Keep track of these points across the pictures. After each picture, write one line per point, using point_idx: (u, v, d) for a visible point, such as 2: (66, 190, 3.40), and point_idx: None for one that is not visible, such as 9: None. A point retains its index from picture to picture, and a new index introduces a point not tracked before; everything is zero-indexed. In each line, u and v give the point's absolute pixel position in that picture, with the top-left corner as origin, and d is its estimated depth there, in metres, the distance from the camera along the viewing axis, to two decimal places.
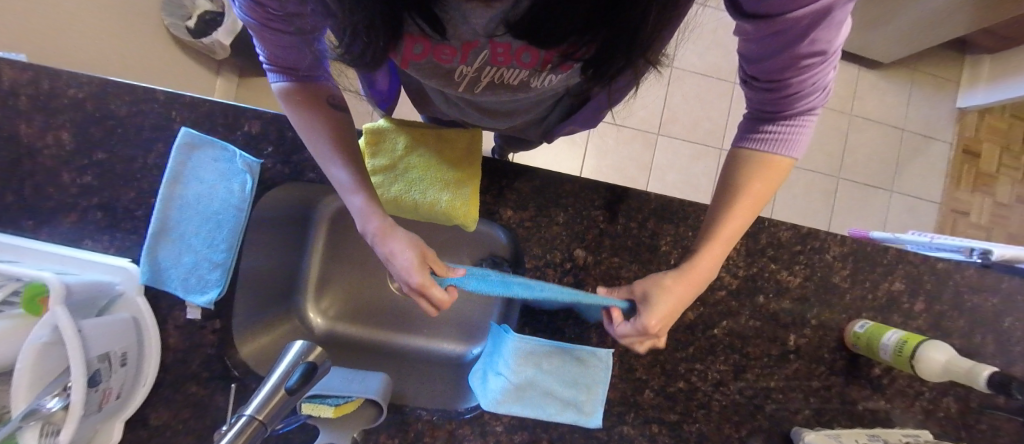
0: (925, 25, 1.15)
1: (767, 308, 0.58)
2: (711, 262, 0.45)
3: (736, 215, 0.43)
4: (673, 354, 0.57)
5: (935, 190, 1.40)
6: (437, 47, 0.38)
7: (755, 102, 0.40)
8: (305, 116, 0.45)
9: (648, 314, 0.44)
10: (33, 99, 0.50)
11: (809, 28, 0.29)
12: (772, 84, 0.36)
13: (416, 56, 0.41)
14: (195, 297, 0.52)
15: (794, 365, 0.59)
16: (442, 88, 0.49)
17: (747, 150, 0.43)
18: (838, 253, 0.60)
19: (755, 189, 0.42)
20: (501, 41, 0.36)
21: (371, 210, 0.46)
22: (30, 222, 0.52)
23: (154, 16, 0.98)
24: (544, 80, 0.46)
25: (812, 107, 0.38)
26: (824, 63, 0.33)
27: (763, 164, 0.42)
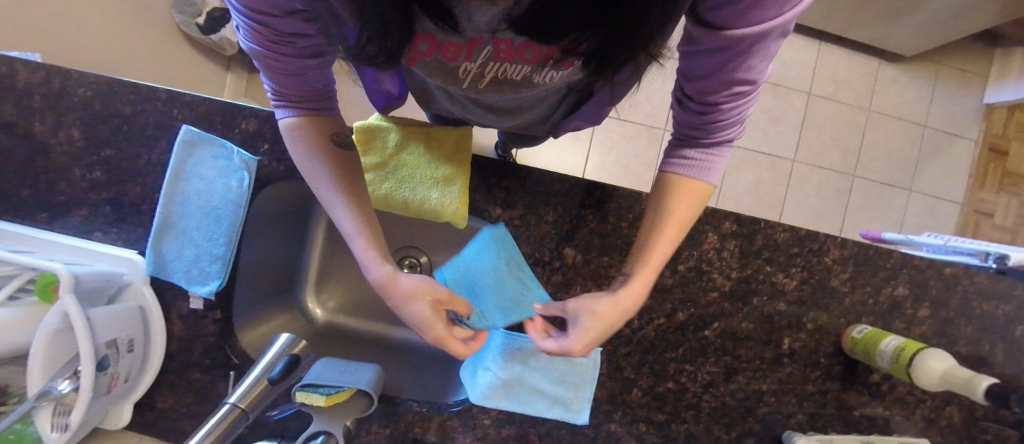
0: (952, 17, 1.09)
1: (761, 310, 0.57)
2: (641, 286, 0.43)
3: (666, 236, 0.43)
4: (662, 354, 0.57)
5: (956, 190, 1.34)
6: (443, 45, 0.38)
7: (683, 123, 0.41)
8: (311, 149, 0.43)
9: (574, 341, 0.44)
10: (45, 98, 0.53)
11: (746, 50, 0.29)
12: (703, 107, 0.37)
13: (422, 55, 0.40)
14: (196, 288, 0.55)
15: (788, 368, 0.58)
16: (445, 85, 0.49)
17: (672, 174, 0.43)
18: (837, 257, 0.58)
19: (678, 213, 0.42)
20: (504, 37, 0.36)
21: (373, 258, 0.44)
22: (46, 216, 0.55)
23: (167, 13, 1.01)
24: (547, 76, 0.44)
25: (728, 142, 0.41)
26: (751, 96, 0.35)
27: (689, 190, 0.42)
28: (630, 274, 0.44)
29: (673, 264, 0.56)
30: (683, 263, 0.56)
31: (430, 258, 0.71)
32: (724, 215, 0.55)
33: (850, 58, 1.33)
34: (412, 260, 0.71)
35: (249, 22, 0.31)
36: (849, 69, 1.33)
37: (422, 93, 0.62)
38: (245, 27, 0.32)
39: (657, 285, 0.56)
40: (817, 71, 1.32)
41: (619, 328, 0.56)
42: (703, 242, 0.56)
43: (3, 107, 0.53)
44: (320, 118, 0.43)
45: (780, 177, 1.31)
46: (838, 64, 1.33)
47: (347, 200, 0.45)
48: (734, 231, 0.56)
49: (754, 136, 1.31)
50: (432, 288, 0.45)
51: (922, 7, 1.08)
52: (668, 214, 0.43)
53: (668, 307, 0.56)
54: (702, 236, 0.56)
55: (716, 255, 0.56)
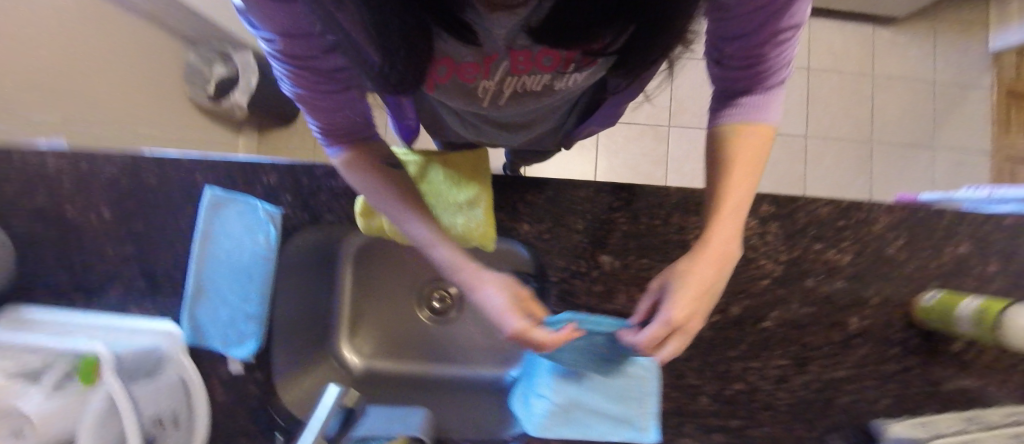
0: None
1: (818, 291, 0.54)
2: (729, 225, 0.40)
3: (738, 178, 0.41)
4: (724, 353, 0.53)
5: (981, 141, 1.30)
6: (459, 65, 0.38)
7: (726, 79, 0.41)
8: (369, 175, 0.44)
9: (670, 308, 0.39)
10: (75, 183, 0.55)
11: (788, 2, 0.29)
12: (748, 62, 0.37)
13: (442, 78, 0.41)
14: (235, 351, 0.54)
15: (862, 350, 0.54)
16: (466, 106, 0.49)
17: (727, 127, 0.42)
18: (888, 223, 0.55)
19: (744, 153, 0.41)
20: (521, 48, 0.36)
21: (457, 258, 0.44)
22: (84, 297, 0.56)
23: (179, 88, 1.06)
24: (569, 81, 0.44)
25: (778, 82, 0.40)
26: (795, 37, 0.35)
27: (753, 134, 0.41)
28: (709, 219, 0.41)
29: None
30: None
31: (460, 289, 0.75)
32: (760, 198, 0.53)
33: (843, 28, 1.32)
34: (443, 292, 0.75)
35: (288, 66, 0.34)
36: (845, 39, 1.32)
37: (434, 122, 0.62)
38: (285, 74, 0.36)
39: None
40: (811, 46, 1.32)
41: None
42: (743, 229, 0.53)
43: (38, 197, 0.55)
44: (366, 145, 0.45)
45: (795, 156, 1.28)
46: (832, 36, 1.32)
47: (416, 210, 0.45)
48: (773, 213, 0.53)
49: None
50: (512, 283, 0.43)
51: None
52: (733, 159, 0.41)
53: (719, 302, 0.53)
54: (741, 222, 0.53)
55: (759, 240, 0.53)
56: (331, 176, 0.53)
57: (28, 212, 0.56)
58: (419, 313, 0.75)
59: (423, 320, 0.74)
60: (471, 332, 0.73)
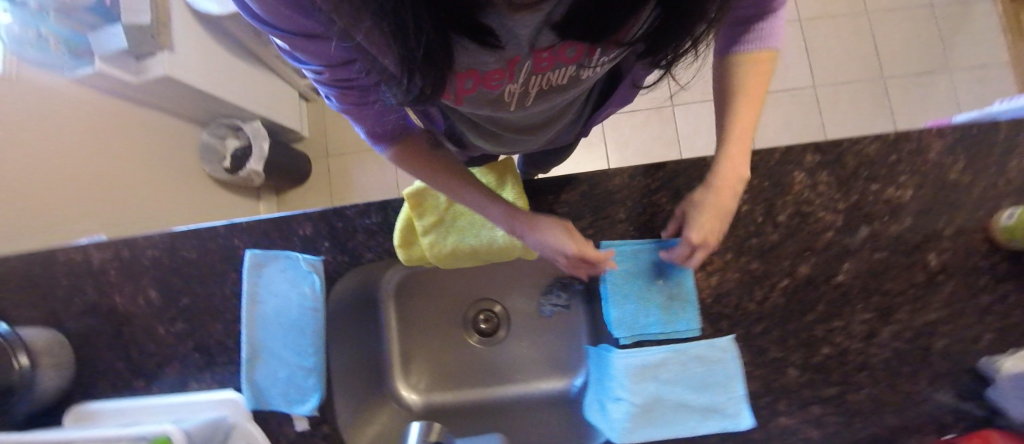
0: None
1: (885, 235, 0.51)
2: (740, 160, 0.44)
3: (744, 116, 0.44)
4: (804, 318, 0.50)
5: (997, 53, 1.24)
6: (485, 75, 0.38)
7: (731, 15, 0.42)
8: (420, 164, 0.45)
9: (690, 227, 0.43)
10: (120, 271, 0.56)
11: None
12: None
13: (467, 90, 0.41)
14: (299, 408, 0.52)
15: (949, 286, 0.51)
16: (491, 112, 0.48)
17: (740, 54, 0.43)
18: (942, 148, 0.52)
19: (750, 88, 0.44)
20: (542, 46, 0.35)
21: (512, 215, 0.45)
22: (143, 381, 0.56)
23: (197, 167, 1.11)
24: (593, 68, 0.43)
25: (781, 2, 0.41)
26: None
27: (759, 64, 0.43)
28: (722, 148, 0.44)
29: (772, 217, 0.51)
30: (782, 214, 0.51)
31: (506, 306, 0.73)
32: (802, 149, 0.51)
33: None
34: (489, 313, 0.73)
35: (337, 89, 0.34)
36: None
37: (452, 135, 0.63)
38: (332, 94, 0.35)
39: (765, 246, 0.51)
40: None
41: (743, 306, 0.50)
42: (793, 184, 0.51)
43: (89, 292, 0.57)
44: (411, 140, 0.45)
45: (808, 108, 1.24)
46: None
47: (465, 182, 0.46)
48: (820, 161, 0.51)
49: None
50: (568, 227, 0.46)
51: None
52: (742, 93, 0.44)
53: (786, 264, 0.50)
54: (790, 178, 0.51)
55: (813, 192, 0.51)
56: (365, 215, 0.53)
57: (81, 309, 0.57)
58: (469, 338, 0.72)
59: (475, 345, 0.72)
60: (526, 347, 0.71)
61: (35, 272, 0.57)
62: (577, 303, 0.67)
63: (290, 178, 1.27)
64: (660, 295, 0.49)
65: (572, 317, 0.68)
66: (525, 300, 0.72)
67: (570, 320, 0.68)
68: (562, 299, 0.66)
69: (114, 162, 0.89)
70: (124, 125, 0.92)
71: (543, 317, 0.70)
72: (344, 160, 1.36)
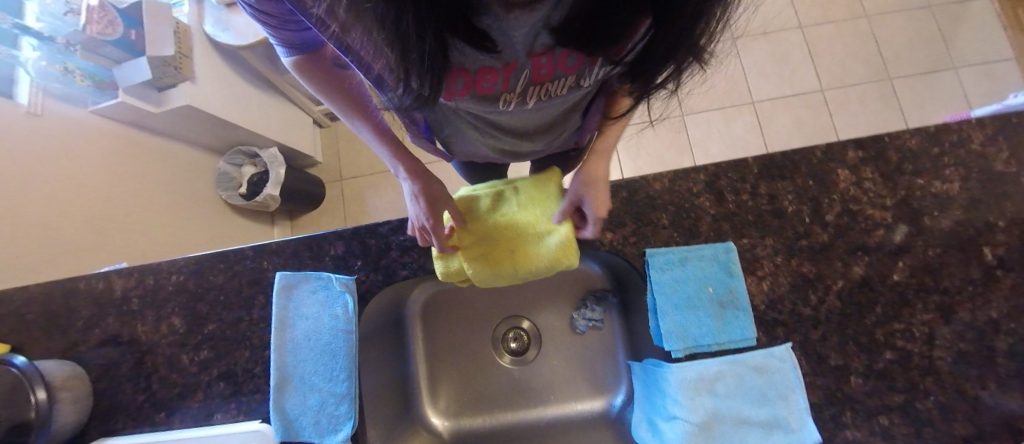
0: None
1: (938, 229, 0.49)
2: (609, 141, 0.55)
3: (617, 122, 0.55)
4: (861, 321, 0.49)
5: (1002, 46, 1.24)
6: (478, 78, 0.42)
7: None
8: (324, 82, 0.46)
9: (597, 207, 0.47)
10: (144, 297, 0.55)
11: None
12: None
13: (460, 92, 0.44)
14: (330, 438, 0.49)
15: (1009, 281, 0.48)
16: (495, 114, 0.53)
17: None
18: (984, 139, 0.50)
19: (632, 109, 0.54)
20: (540, 53, 0.39)
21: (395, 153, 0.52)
22: (163, 414, 0.53)
23: (212, 192, 1.10)
24: (592, 79, 0.47)
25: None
26: None
27: None
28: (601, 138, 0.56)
29: (818, 216, 0.50)
30: (830, 213, 0.50)
31: (535, 322, 0.70)
32: (842, 146, 0.51)
33: None
34: (518, 331, 0.70)
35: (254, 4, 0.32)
36: None
37: (455, 142, 0.66)
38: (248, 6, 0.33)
39: (815, 247, 0.49)
40: (797, 5, 1.32)
41: (799, 311, 0.49)
42: (837, 182, 0.50)
43: (110, 322, 0.55)
44: (321, 60, 0.44)
45: (818, 111, 1.24)
46: None
47: (361, 115, 0.50)
48: (863, 157, 0.51)
49: (769, 85, 1.27)
50: (436, 187, 0.50)
51: None
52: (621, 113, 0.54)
53: (838, 265, 0.49)
54: (833, 175, 0.51)
55: (859, 190, 0.50)
56: (398, 231, 0.53)
57: (101, 340, 0.55)
58: (501, 359, 0.69)
59: (507, 366, 0.69)
60: (560, 366, 0.68)
61: (55, 303, 0.56)
62: (610, 316, 0.66)
63: (305, 203, 1.26)
64: (710, 305, 0.48)
65: (605, 332, 0.66)
66: (557, 316, 0.70)
67: (604, 335, 0.66)
68: (597, 313, 0.64)
69: (135, 190, 0.89)
70: (143, 155, 0.92)
71: (577, 334, 0.68)
72: (355, 183, 1.36)
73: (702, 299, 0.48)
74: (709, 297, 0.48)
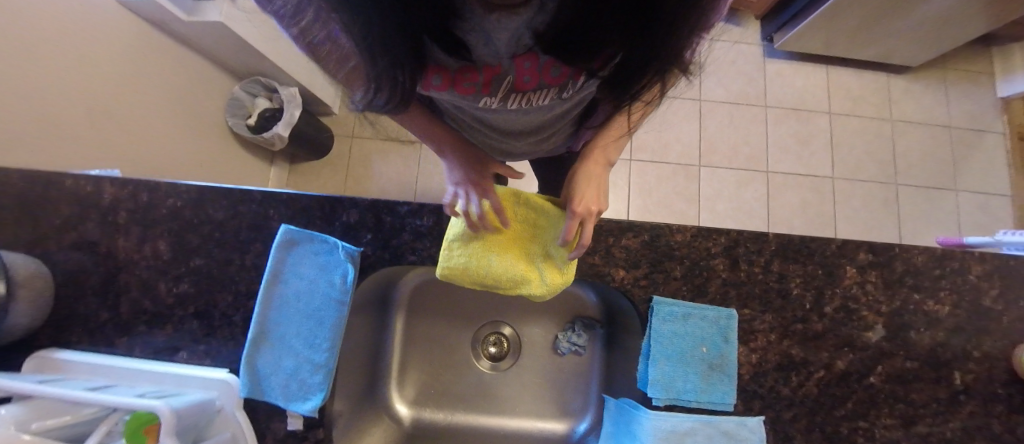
0: (939, 32, 1.15)
1: (921, 345, 0.52)
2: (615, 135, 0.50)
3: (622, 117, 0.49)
4: (829, 412, 0.51)
5: (1001, 182, 1.30)
6: (458, 74, 0.43)
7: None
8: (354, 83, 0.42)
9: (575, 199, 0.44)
10: (133, 213, 0.52)
11: None
12: None
13: (438, 88, 0.46)
14: (297, 405, 0.47)
15: (968, 408, 0.51)
16: (481, 113, 0.54)
17: None
18: (982, 272, 0.53)
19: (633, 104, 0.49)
20: (522, 57, 0.41)
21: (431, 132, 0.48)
22: (125, 339, 0.51)
23: (219, 117, 1.05)
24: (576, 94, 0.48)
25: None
26: None
27: None
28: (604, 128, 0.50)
29: (819, 305, 0.52)
30: (830, 305, 0.52)
31: (518, 333, 0.70)
32: (856, 245, 0.53)
33: (858, 77, 1.36)
34: (500, 336, 0.70)
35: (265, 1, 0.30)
36: (861, 87, 1.35)
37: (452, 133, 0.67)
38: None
39: (808, 333, 0.51)
40: (832, 92, 1.35)
41: (777, 389, 0.50)
42: (844, 277, 0.52)
43: (89, 227, 0.52)
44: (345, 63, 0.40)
45: (823, 196, 1.28)
46: (851, 84, 1.35)
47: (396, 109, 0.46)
48: (871, 261, 0.53)
49: (787, 160, 1.30)
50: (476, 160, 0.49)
51: (913, 25, 1.14)
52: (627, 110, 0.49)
53: (824, 356, 0.51)
54: (842, 271, 0.52)
55: (860, 290, 0.52)
56: (416, 216, 0.52)
57: (74, 246, 0.51)
58: (477, 362, 0.69)
59: (481, 369, 0.69)
60: (532, 381, 0.68)
61: (30, 194, 0.51)
62: (593, 346, 0.67)
63: (309, 151, 1.22)
64: (700, 364, 0.49)
65: (585, 359, 0.67)
66: (541, 332, 0.70)
67: (583, 362, 0.67)
68: (581, 339, 0.66)
69: (139, 95, 0.84)
70: (159, 60, 0.87)
71: (557, 355, 0.68)
72: (364, 144, 1.32)
73: (694, 357, 0.49)
74: (703, 355, 0.50)
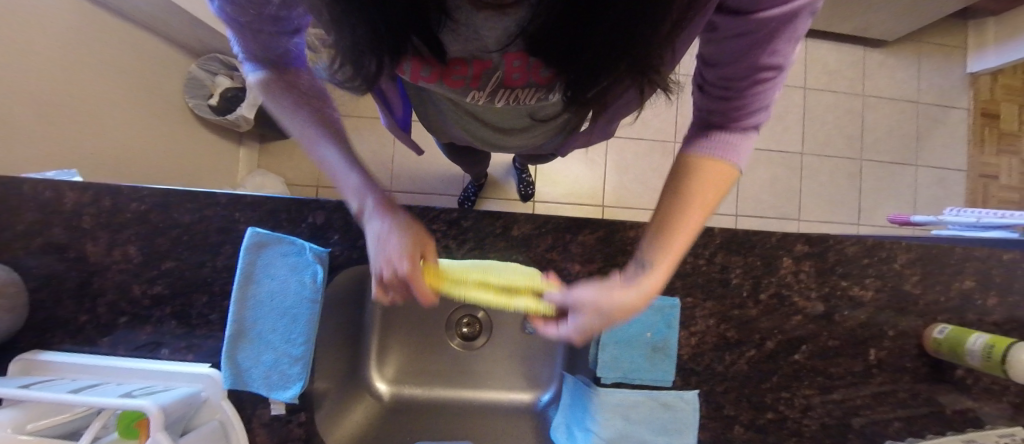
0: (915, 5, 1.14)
1: (844, 326, 0.58)
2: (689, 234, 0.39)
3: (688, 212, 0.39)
4: (758, 385, 0.57)
5: (960, 157, 1.36)
6: (446, 70, 0.42)
7: (704, 106, 0.41)
8: (282, 98, 0.40)
9: (577, 330, 0.38)
10: (97, 218, 0.52)
11: (773, 33, 0.30)
12: (727, 91, 0.37)
13: (427, 78, 0.44)
14: (279, 393, 0.52)
15: (879, 379, 0.59)
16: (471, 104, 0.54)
17: (699, 154, 0.40)
18: (906, 260, 0.59)
19: (704, 192, 0.39)
20: (515, 54, 0.38)
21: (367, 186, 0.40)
22: (107, 339, 0.53)
23: (180, 98, 1.03)
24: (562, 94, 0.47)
25: (753, 127, 0.40)
26: (775, 82, 0.35)
27: (715, 168, 0.39)
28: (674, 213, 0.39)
29: (755, 293, 0.57)
30: (765, 292, 0.57)
31: (489, 314, 0.75)
32: (795, 238, 0.57)
33: (836, 50, 1.35)
34: (472, 318, 0.75)
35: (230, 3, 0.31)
36: (837, 60, 1.35)
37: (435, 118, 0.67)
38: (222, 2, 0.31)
39: (744, 318, 0.57)
40: (808, 66, 1.35)
41: (713, 367, 0.56)
42: (780, 267, 0.57)
43: (54, 233, 0.52)
44: (286, 76, 0.40)
45: (792, 172, 1.32)
46: (828, 57, 1.35)
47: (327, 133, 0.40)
48: (807, 251, 0.57)
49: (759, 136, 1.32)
50: (417, 230, 0.39)
51: None
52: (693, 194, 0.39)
53: (756, 337, 0.57)
54: (779, 261, 0.57)
55: (794, 278, 0.57)
56: None
57: (42, 251, 0.52)
58: (451, 342, 0.74)
59: (455, 348, 0.74)
60: (502, 357, 0.74)
61: None
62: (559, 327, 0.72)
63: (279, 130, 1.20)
64: (645, 347, 0.55)
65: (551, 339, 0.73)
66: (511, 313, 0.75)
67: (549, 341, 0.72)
68: None
69: (91, 78, 0.81)
70: (107, 38, 0.83)
71: (525, 334, 0.74)
72: None
73: (640, 338, 0.54)
74: (648, 337, 0.55)
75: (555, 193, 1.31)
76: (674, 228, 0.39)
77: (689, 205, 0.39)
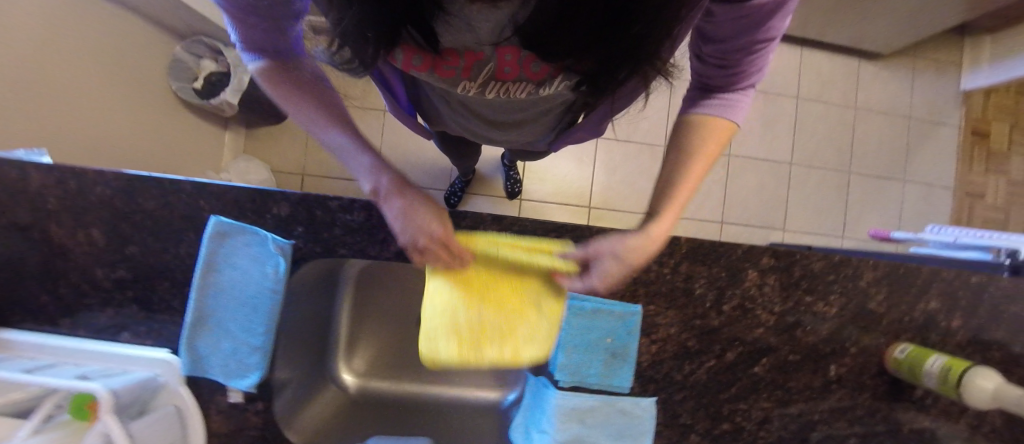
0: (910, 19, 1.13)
1: (805, 341, 0.58)
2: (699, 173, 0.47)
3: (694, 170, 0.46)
4: (717, 395, 0.58)
5: (947, 174, 1.36)
6: (437, 59, 0.40)
7: (704, 73, 0.47)
8: (289, 90, 0.41)
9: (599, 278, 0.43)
10: (61, 199, 0.52)
11: (764, 18, 0.36)
12: (722, 61, 0.43)
13: (418, 68, 0.43)
14: (237, 381, 0.52)
15: (838, 394, 0.59)
16: (464, 97, 0.53)
17: (699, 115, 0.48)
18: (872, 278, 0.58)
19: (709, 146, 0.47)
20: (507, 48, 0.38)
21: (380, 165, 0.41)
22: (68, 320, 0.54)
23: (163, 82, 1.03)
24: (557, 88, 0.46)
25: (750, 86, 0.47)
26: (767, 50, 0.42)
27: (716, 125, 0.47)
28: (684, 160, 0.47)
29: (718, 304, 0.57)
30: (728, 304, 0.57)
31: None
32: (761, 251, 0.57)
33: (831, 60, 1.34)
34: None
35: None
36: (831, 71, 1.34)
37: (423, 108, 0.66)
38: None
39: (705, 328, 0.57)
40: (802, 74, 1.34)
41: (672, 375, 0.57)
42: (744, 279, 0.57)
43: (17, 212, 0.52)
44: (290, 69, 0.41)
45: (780, 181, 1.32)
46: (822, 68, 1.34)
47: (337, 120, 0.42)
48: (773, 265, 0.57)
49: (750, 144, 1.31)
50: (436, 210, 0.41)
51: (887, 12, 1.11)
52: (697, 153, 0.47)
53: (717, 348, 0.57)
54: (744, 274, 0.57)
55: (758, 291, 0.57)
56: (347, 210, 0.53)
57: (4, 229, 0.52)
58: None
59: None
60: None
61: None
62: None
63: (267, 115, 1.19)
64: (604, 352, 0.55)
65: None
66: None
67: None
68: None
69: (71, 55, 0.80)
70: (89, 16, 0.82)
71: None
72: None
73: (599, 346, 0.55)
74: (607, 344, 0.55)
75: (542, 191, 1.30)
76: (679, 186, 0.45)
77: (693, 158, 0.47)
